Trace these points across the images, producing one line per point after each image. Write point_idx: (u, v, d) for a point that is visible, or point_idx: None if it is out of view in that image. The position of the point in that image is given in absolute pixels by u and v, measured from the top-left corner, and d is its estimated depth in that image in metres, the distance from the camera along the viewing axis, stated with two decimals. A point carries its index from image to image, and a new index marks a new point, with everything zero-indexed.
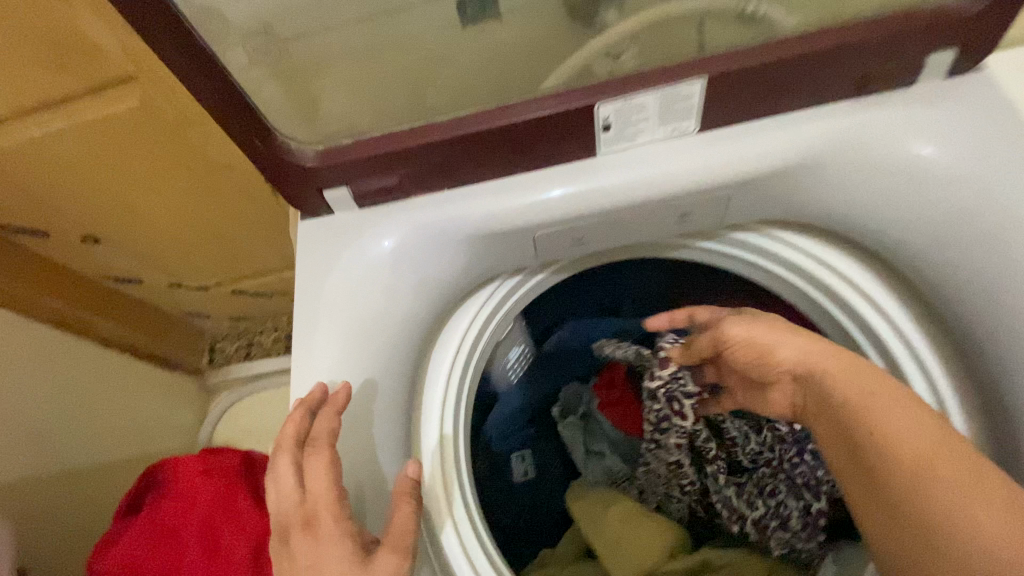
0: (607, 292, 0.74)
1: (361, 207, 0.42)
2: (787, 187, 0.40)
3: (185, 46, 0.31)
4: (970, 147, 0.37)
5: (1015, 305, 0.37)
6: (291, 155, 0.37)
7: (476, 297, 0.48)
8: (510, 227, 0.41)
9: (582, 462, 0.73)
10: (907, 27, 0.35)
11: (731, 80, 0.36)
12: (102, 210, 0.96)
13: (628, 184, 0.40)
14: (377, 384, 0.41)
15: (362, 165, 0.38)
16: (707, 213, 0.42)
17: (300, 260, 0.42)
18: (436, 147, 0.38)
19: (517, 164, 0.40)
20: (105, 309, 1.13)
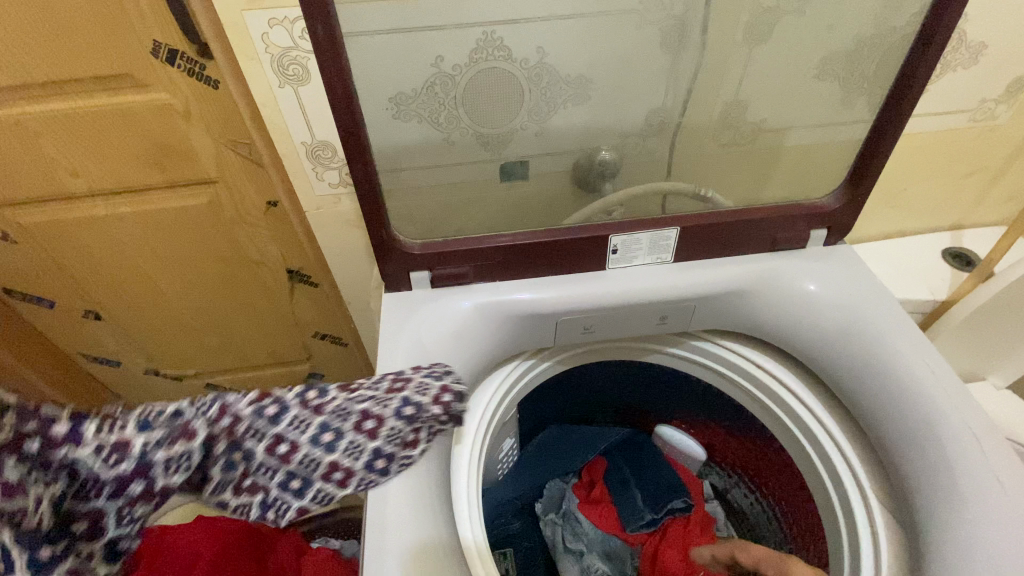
0: (587, 401, 0.88)
1: (435, 287, 0.56)
2: (731, 303, 0.59)
3: (363, 163, 0.48)
4: (839, 285, 0.57)
5: (882, 390, 0.51)
6: (400, 244, 0.53)
7: (501, 371, 0.62)
8: (544, 311, 0.56)
9: (560, 559, 0.77)
10: (798, 213, 0.57)
11: (695, 230, 0.56)
12: (121, 288, 1.02)
13: (628, 289, 0.56)
14: None
15: (447, 256, 0.54)
16: (678, 318, 0.60)
17: (383, 320, 0.54)
18: (500, 249, 0.54)
19: (551, 269, 0.57)
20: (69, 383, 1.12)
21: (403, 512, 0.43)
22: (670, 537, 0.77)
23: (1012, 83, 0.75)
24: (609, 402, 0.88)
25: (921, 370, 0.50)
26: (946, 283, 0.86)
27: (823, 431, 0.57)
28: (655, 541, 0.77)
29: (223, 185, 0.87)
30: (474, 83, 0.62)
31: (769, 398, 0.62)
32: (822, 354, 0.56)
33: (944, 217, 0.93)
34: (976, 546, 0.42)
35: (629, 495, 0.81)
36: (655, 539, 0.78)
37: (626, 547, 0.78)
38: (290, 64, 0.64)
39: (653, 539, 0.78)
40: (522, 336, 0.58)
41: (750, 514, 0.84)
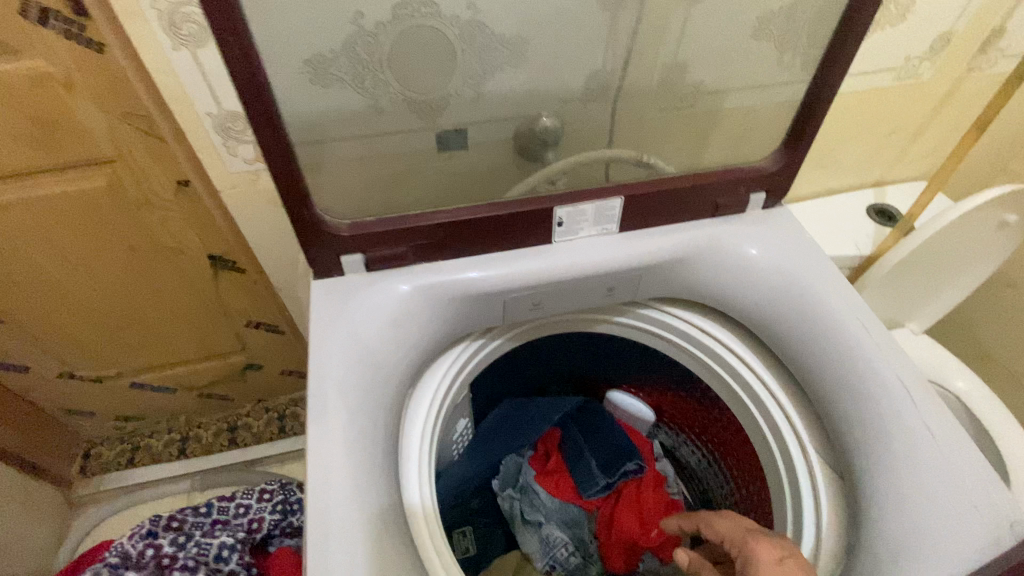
0: (541, 373, 0.87)
1: (369, 270, 0.51)
2: (677, 271, 0.58)
3: (273, 136, 0.42)
4: (777, 247, 0.58)
5: (820, 348, 0.53)
6: (327, 226, 0.48)
7: (449, 355, 0.60)
8: (489, 290, 0.53)
9: (520, 532, 0.77)
10: (739, 178, 0.57)
11: (640, 199, 0.55)
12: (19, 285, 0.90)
13: (574, 262, 0.55)
14: (377, 416, 0.47)
15: (381, 237, 0.49)
16: (626, 289, 0.59)
17: (313, 312, 0.49)
18: (438, 227, 0.51)
19: (494, 245, 0.54)
20: None
21: (350, 515, 0.40)
22: (625, 499, 0.79)
23: (933, 41, 0.78)
24: (562, 373, 0.88)
25: (855, 328, 0.52)
26: (872, 238, 0.90)
27: (765, 391, 0.59)
28: (612, 505, 0.79)
29: (124, 166, 0.77)
30: (400, 43, 0.57)
31: (714, 361, 0.63)
32: (764, 317, 0.57)
33: (869, 175, 0.97)
34: (908, 492, 0.45)
35: (585, 461, 0.82)
36: (612, 503, 0.79)
37: (584, 514, 0.79)
38: (184, 22, 0.56)
39: (610, 503, 0.79)
40: (468, 317, 0.55)
41: (698, 468, 0.88)
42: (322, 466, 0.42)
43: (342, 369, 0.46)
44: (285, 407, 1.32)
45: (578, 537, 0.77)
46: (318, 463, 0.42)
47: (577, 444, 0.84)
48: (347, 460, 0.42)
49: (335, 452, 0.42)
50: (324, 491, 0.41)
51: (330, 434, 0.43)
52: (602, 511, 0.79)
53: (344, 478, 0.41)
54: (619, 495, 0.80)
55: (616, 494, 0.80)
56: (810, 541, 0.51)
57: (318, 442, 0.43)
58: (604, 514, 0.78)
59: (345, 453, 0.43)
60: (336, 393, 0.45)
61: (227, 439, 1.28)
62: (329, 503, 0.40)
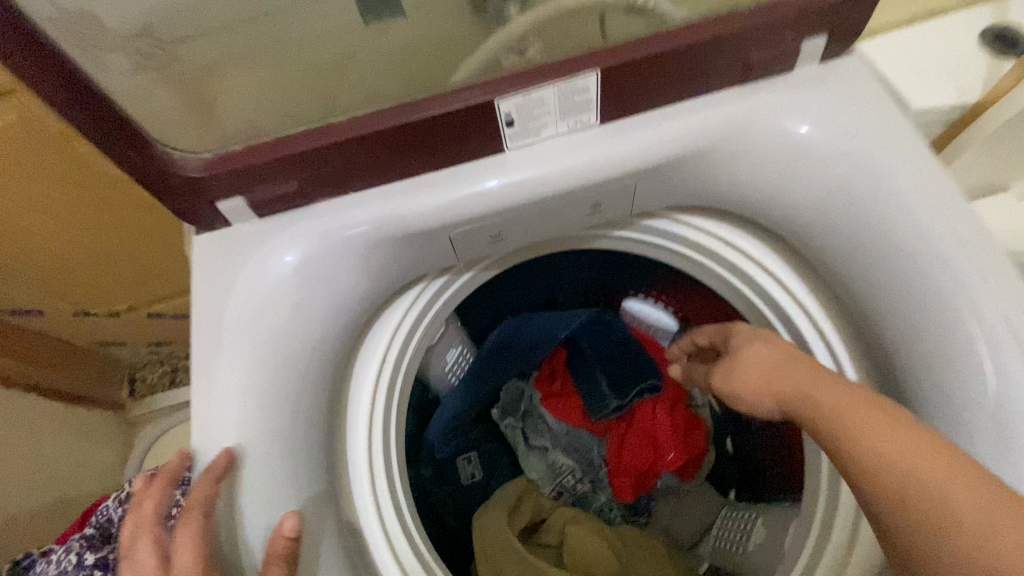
0: (543, 288, 0.76)
1: (261, 216, 0.39)
2: (687, 172, 0.42)
3: (34, 52, 0.29)
4: (839, 124, 0.40)
5: (892, 272, 0.40)
6: (175, 166, 0.35)
7: (399, 304, 0.47)
8: (424, 227, 0.40)
9: (525, 457, 0.72)
10: (783, 17, 0.37)
11: (624, 71, 0.37)
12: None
13: (536, 177, 0.40)
14: (295, 404, 0.38)
15: (257, 172, 0.36)
16: (616, 203, 0.44)
17: (197, 276, 0.38)
18: (337, 149, 0.37)
19: (423, 163, 0.39)
20: None
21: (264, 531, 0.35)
22: (636, 423, 0.72)
23: None
24: (568, 285, 0.76)
25: (944, 243, 0.38)
26: (982, 80, 0.66)
27: (807, 322, 0.46)
28: (623, 431, 0.72)
29: (24, 94, 0.65)
30: None
31: (741, 281, 0.50)
32: (830, 235, 0.42)
33: None
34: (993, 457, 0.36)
35: (596, 383, 0.73)
36: (622, 427, 0.73)
37: (593, 440, 0.74)
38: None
39: (620, 428, 0.72)
40: (408, 261, 0.42)
41: None
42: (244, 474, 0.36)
43: (237, 353, 0.37)
44: None
45: (586, 464, 0.72)
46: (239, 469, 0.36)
47: (587, 364, 0.75)
48: (255, 468, 0.36)
49: (254, 456, 0.36)
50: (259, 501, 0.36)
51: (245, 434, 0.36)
52: (611, 438, 0.72)
53: (253, 489, 0.36)
54: (629, 419, 0.73)
55: (627, 417, 0.73)
56: None
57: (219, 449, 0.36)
58: (613, 440, 0.72)
59: (268, 454, 0.36)
60: (238, 385, 0.37)
61: None
62: (237, 516, 0.35)
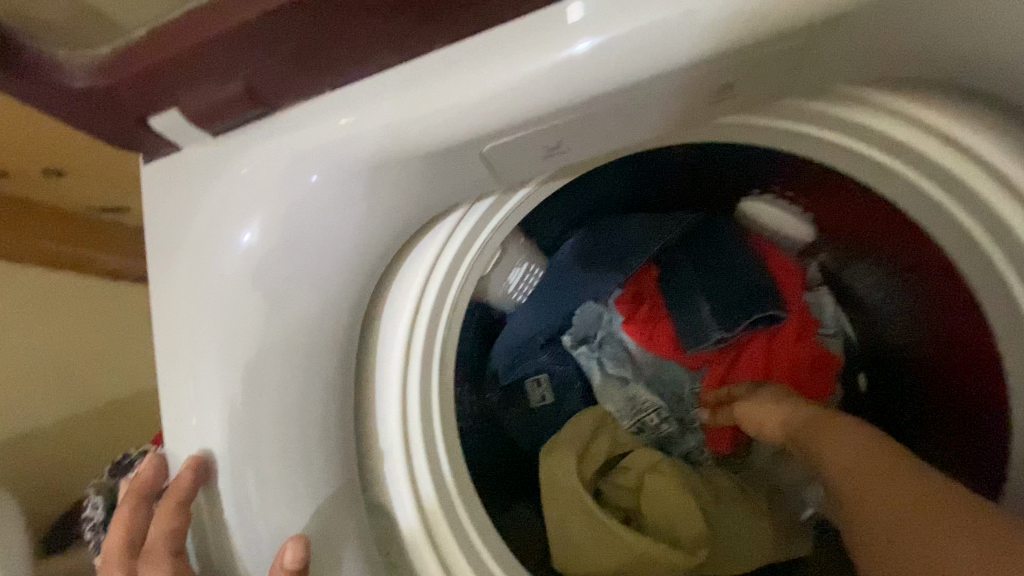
0: (631, 188, 0.59)
1: (215, 134, 0.27)
2: (920, 14, 0.23)
3: None
4: None
5: None
6: (63, 67, 0.23)
7: (432, 239, 0.36)
8: (441, 141, 0.25)
9: (600, 388, 0.63)
10: None
11: None
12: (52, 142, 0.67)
13: (624, 47, 0.23)
14: (296, 387, 0.30)
15: (181, 70, 0.23)
16: (761, 80, 0.26)
17: (153, 219, 0.29)
18: (289, 22, 0.23)
19: (432, 32, 0.24)
20: None
21: (272, 533, 0.29)
22: (748, 358, 0.59)
23: None
24: (666, 183, 0.58)
25: None
26: None
27: None
28: (728, 366, 0.60)
29: None
30: None
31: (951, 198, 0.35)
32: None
33: None
34: None
35: (695, 309, 0.59)
36: (728, 361, 0.60)
37: (686, 373, 0.62)
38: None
39: (725, 363, 0.60)
40: (429, 192, 0.29)
41: (875, 305, 0.60)
42: (253, 479, 0.29)
43: (209, 325, 0.28)
44: None
45: (674, 401, 0.62)
46: (246, 474, 0.29)
47: (685, 285, 0.60)
48: (248, 465, 0.29)
49: (265, 456, 0.29)
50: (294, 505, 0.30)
51: (247, 432, 0.29)
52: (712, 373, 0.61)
53: (249, 488, 0.29)
54: (737, 353, 0.60)
55: (735, 351, 0.60)
56: None
57: (204, 440, 0.29)
58: (715, 376, 0.60)
59: (289, 453, 0.30)
60: (219, 371, 0.28)
61: None
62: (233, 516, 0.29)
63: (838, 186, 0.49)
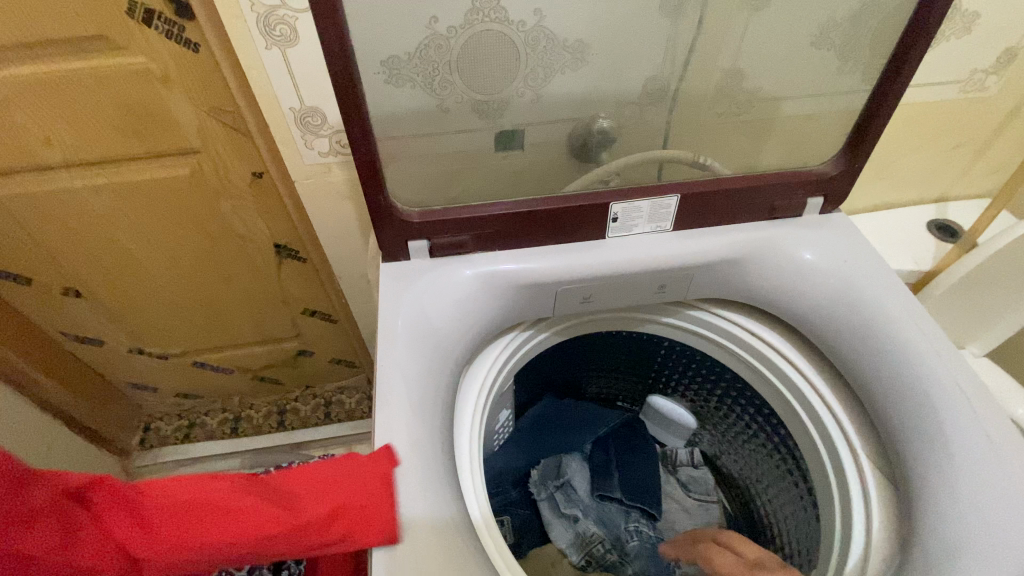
0: (578, 370, 0.90)
1: (433, 257, 0.55)
2: (729, 273, 0.59)
3: (364, 139, 0.46)
4: (833, 251, 0.57)
5: (875, 365, 0.51)
6: (399, 213, 0.51)
7: (500, 342, 0.62)
8: (545, 280, 0.55)
9: (555, 525, 0.77)
10: (796, 181, 0.57)
11: (694, 197, 0.56)
12: (148, 281, 1.04)
13: (627, 258, 0.56)
14: (433, 394, 0.49)
15: (447, 224, 0.53)
16: (676, 287, 0.60)
17: (380, 292, 0.53)
18: (499, 218, 0.54)
19: (549, 236, 0.56)
20: (59, 375, 1.14)
21: (405, 482, 0.42)
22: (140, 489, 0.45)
23: (1000, 54, 0.74)
24: (600, 370, 0.91)
25: (919, 340, 0.50)
26: (930, 253, 0.88)
27: (813, 391, 0.57)
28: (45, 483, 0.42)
29: (206, 157, 0.84)
30: (468, 47, 0.61)
31: (767, 368, 0.61)
32: (827, 321, 0.55)
33: (931, 189, 0.93)
34: (960, 504, 0.41)
35: (618, 464, 0.84)
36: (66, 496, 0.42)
37: (622, 515, 0.79)
38: (309, 117, 0.66)
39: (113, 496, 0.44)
40: (523, 307, 0.57)
41: (740, 478, 0.87)
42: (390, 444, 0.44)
43: (398, 346, 0.49)
44: (331, 394, 1.39)
45: (615, 537, 0.77)
46: (385, 440, 0.44)
47: (609, 455, 0.86)
48: (401, 433, 0.45)
49: (401, 429, 0.45)
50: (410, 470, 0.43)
51: (401, 411, 0.46)
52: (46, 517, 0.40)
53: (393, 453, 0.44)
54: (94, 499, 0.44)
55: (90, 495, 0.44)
56: (856, 553, 0.48)
57: (386, 409, 0.46)
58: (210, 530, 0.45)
59: (415, 433, 0.45)
60: (400, 369, 0.48)
61: (275, 421, 1.36)
62: (379, 452, 0.44)
63: (701, 379, 0.84)
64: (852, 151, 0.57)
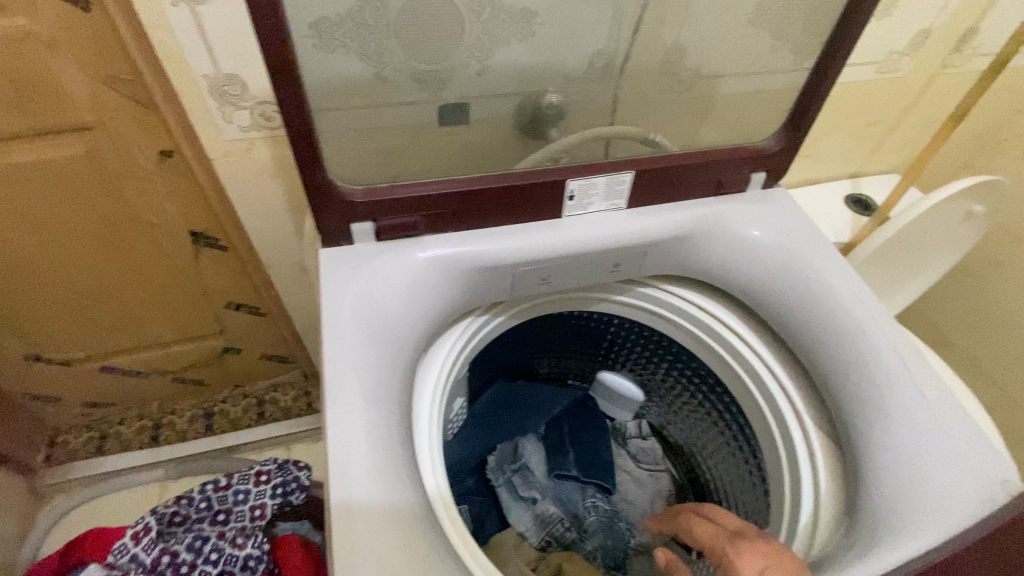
0: (529, 352, 0.89)
1: (379, 240, 0.50)
2: (681, 249, 0.59)
3: (300, 111, 0.41)
4: (776, 225, 0.59)
5: (818, 333, 0.54)
6: (339, 192, 0.47)
7: (454, 329, 0.59)
8: (501, 262, 0.53)
9: (514, 509, 0.77)
10: (743, 157, 0.58)
11: (648, 173, 0.55)
12: (41, 278, 0.90)
13: (584, 237, 0.55)
14: (387, 389, 0.45)
15: (394, 204, 0.48)
16: (631, 265, 0.60)
17: (322, 281, 0.48)
18: (450, 197, 0.50)
19: (504, 215, 0.53)
20: None
21: (365, 484, 0.39)
22: None
23: (913, 37, 0.80)
24: (551, 350, 0.90)
25: (855, 307, 0.53)
26: (848, 225, 0.95)
27: (760, 361, 0.59)
28: None
29: (103, 133, 0.73)
30: (409, 10, 0.56)
31: (716, 340, 0.63)
32: (772, 292, 0.57)
33: (846, 165, 1.00)
34: (898, 456, 0.45)
35: (573, 442, 0.85)
36: None
37: (579, 493, 0.80)
38: (225, 85, 0.59)
39: None
40: (479, 291, 0.55)
41: (686, 445, 0.91)
42: (344, 443, 0.40)
43: (346, 339, 0.45)
44: (263, 393, 1.29)
45: (573, 515, 0.78)
46: (337, 440, 0.40)
47: (564, 435, 0.86)
48: (355, 432, 0.41)
49: (356, 427, 0.41)
50: (367, 470, 0.40)
51: (354, 408, 0.42)
52: None
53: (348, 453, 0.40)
54: None
55: None
56: (807, 512, 0.50)
57: (336, 407, 0.41)
58: None
59: (372, 430, 0.42)
60: (350, 363, 0.44)
61: (203, 426, 1.24)
62: (334, 458, 0.40)
63: (651, 354, 0.86)
64: (792, 128, 0.59)
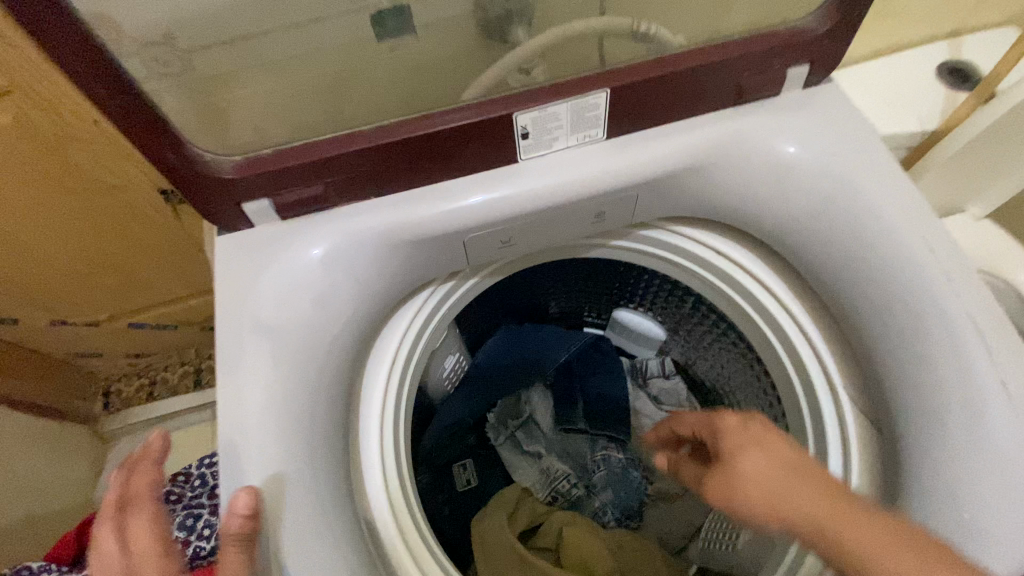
0: (532, 297, 0.79)
1: (283, 219, 0.41)
2: (685, 187, 0.46)
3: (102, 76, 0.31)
4: (824, 142, 0.44)
5: (875, 297, 0.43)
6: (208, 166, 0.37)
7: (411, 305, 0.50)
8: (442, 230, 0.42)
9: (517, 465, 0.73)
10: (773, 47, 0.41)
11: (629, 90, 0.40)
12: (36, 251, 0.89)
13: (550, 186, 0.43)
14: (309, 402, 0.40)
15: (285, 176, 0.39)
16: (619, 213, 0.47)
17: (221, 276, 0.40)
18: (358, 157, 0.39)
19: (439, 169, 0.42)
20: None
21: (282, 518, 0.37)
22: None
23: None
24: (556, 293, 0.80)
25: (928, 267, 0.41)
26: (938, 107, 0.72)
27: (789, 319, 0.49)
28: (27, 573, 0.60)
29: (22, 96, 0.64)
30: None
31: (736, 293, 0.52)
32: (817, 242, 0.44)
33: (946, 20, 0.74)
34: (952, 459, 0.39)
35: (585, 390, 0.78)
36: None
37: (588, 444, 0.76)
38: None
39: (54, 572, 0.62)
40: (424, 263, 0.45)
41: (715, 385, 0.80)
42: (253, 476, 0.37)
43: (255, 348, 0.39)
44: None
45: (581, 468, 0.74)
46: (240, 469, 0.37)
47: (573, 382, 0.79)
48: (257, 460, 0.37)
49: (271, 455, 0.37)
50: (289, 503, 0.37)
51: (259, 437, 0.38)
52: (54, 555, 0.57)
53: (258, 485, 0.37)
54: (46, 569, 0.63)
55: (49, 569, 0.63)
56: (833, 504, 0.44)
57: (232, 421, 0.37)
58: None
59: (289, 452, 0.38)
60: (260, 380, 0.39)
61: None
62: (226, 484, 0.37)
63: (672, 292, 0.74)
64: None
